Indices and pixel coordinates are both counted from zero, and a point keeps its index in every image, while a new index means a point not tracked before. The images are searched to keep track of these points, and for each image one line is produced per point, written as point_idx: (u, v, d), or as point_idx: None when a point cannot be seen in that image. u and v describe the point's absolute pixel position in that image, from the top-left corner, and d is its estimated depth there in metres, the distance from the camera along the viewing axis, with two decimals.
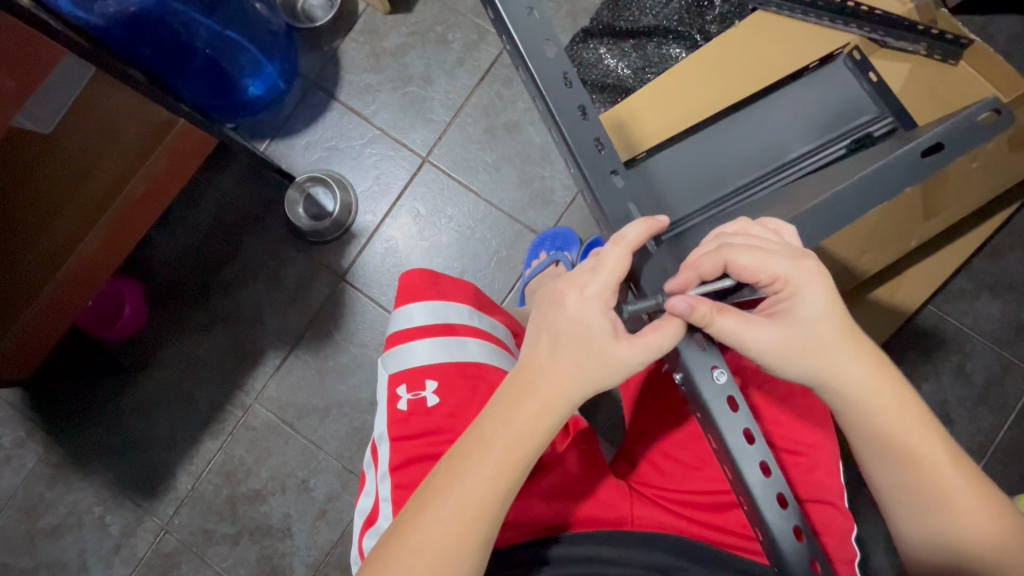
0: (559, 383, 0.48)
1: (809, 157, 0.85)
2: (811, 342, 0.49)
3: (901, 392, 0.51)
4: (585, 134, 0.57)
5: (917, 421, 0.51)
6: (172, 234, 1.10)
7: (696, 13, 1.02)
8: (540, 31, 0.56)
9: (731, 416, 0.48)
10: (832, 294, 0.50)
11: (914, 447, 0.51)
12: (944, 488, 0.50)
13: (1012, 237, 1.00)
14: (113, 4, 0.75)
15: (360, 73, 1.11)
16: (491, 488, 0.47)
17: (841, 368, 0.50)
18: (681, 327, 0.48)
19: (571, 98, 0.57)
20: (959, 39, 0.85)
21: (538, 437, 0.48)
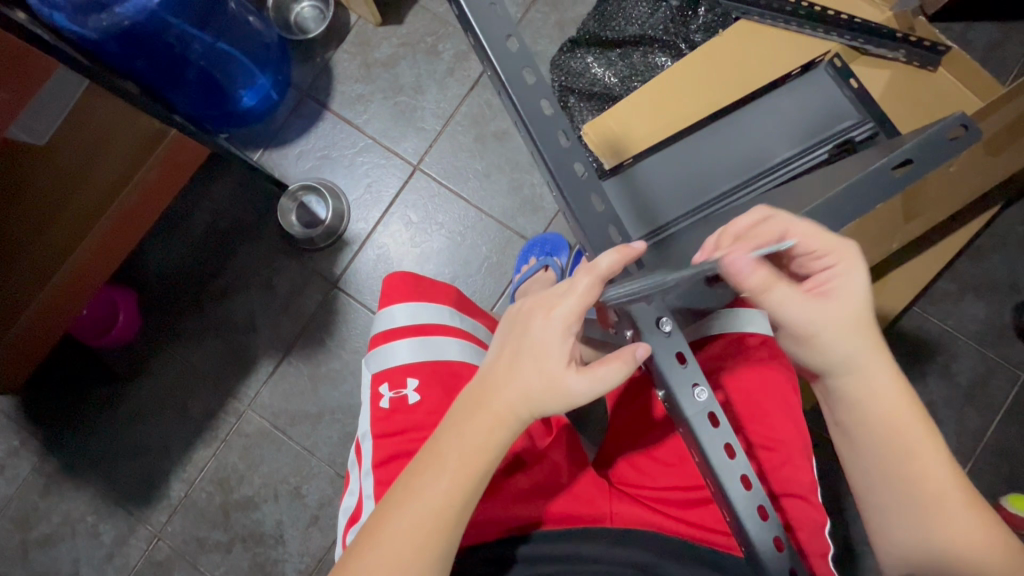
0: (511, 404, 0.48)
1: (793, 163, 0.86)
2: (860, 319, 0.50)
3: (903, 393, 0.52)
4: (569, 164, 0.55)
5: (915, 423, 0.52)
6: (166, 243, 1.11)
7: (681, 23, 1.04)
8: (519, 60, 0.53)
9: (711, 431, 0.48)
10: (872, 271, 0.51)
11: (906, 447, 0.51)
12: (928, 489, 0.51)
13: (994, 238, 1.01)
14: (108, 18, 0.77)
15: (352, 84, 1.13)
16: (446, 501, 0.47)
17: (874, 352, 0.51)
18: (627, 365, 0.47)
19: (553, 125, 0.54)
20: (937, 46, 0.89)
21: (490, 451, 0.48)
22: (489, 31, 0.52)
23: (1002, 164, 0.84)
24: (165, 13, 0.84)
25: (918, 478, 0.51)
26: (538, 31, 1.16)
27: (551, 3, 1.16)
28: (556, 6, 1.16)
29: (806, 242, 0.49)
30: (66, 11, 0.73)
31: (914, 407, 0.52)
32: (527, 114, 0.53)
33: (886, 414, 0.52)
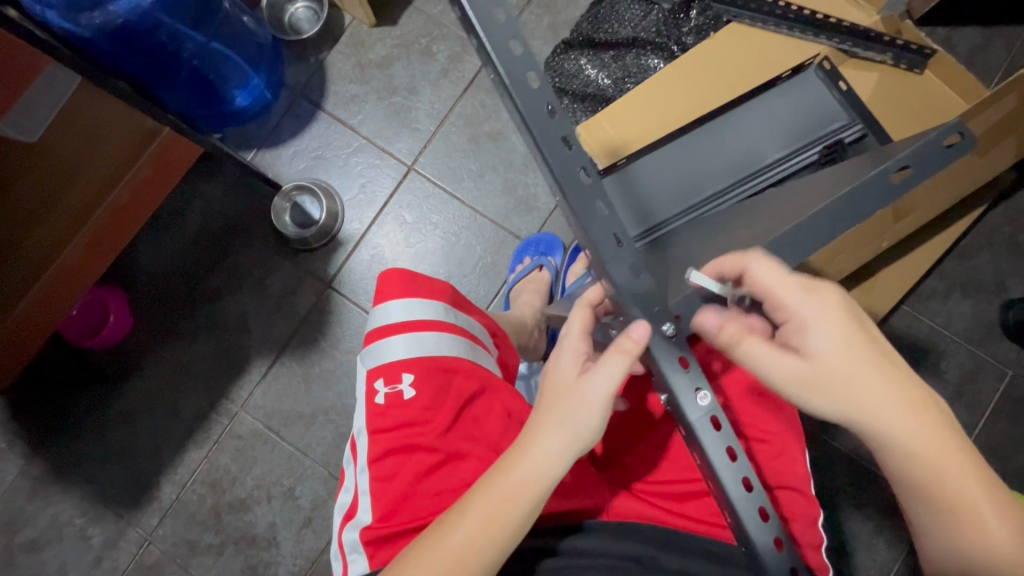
0: (549, 449, 0.48)
1: (782, 164, 0.88)
2: (850, 370, 0.45)
3: (928, 408, 0.47)
4: (570, 168, 0.45)
5: (949, 437, 0.47)
6: (157, 243, 1.10)
7: (673, 25, 1.05)
8: (520, 55, 0.43)
9: (714, 435, 0.45)
10: (854, 316, 0.47)
11: (944, 463, 0.46)
12: (969, 500, 0.47)
13: (980, 238, 1.03)
14: (99, 16, 0.78)
15: (346, 84, 1.13)
16: (478, 546, 0.48)
17: (875, 404, 0.45)
18: (625, 353, 0.46)
19: (555, 128, 0.44)
20: (924, 49, 0.91)
21: (523, 499, 0.48)
22: (489, 13, 0.42)
23: (987, 165, 0.85)
24: (157, 11, 0.84)
25: (956, 492, 0.47)
26: (532, 33, 1.17)
27: (545, 5, 1.17)
28: (549, 8, 1.17)
29: (765, 289, 0.47)
30: (58, 9, 0.74)
31: (942, 417, 0.47)
32: (521, 103, 0.43)
33: (909, 441, 0.46)
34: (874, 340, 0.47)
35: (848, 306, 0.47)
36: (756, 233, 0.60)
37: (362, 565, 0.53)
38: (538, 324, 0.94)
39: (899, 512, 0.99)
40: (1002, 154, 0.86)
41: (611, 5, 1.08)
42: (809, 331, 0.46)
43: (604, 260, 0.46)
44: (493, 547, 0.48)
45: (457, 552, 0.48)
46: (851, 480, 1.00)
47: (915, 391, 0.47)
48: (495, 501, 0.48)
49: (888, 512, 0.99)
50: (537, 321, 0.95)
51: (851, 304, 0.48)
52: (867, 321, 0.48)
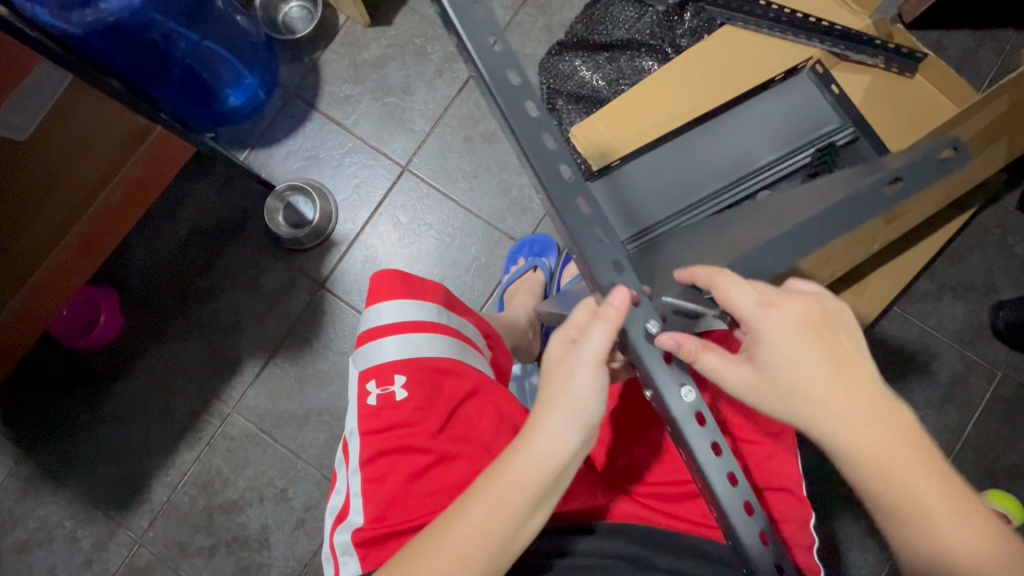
0: (553, 433, 0.47)
1: (777, 165, 0.88)
2: (800, 381, 0.46)
3: (881, 407, 0.46)
4: (552, 163, 0.47)
5: (904, 436, 0.45)
6: (148, 243, 1.09)
7: (667, 27, 1.06)
8: (500, 53, 0.45)
9: (699, 431, 0.45)
10: (812, 327, 0.46)
11: (898, 464, 0.45)
12: (928, 503, 0.45)
13: (969, 240, 1.04)
14: (92, 14, 0.77)
15: (341, 84, 1.12)
16: (475, 542, 0.47)
17: (819, 411, 0.45)
18: (611, 322, 0.45)
19: (537, 125, 0.46)
20: (914, 53, 0.92)
21: (518, 487, 0.47)
22: (466, 15, 0.45)
23: (977, 168, 0.86)
24: (150, 10, 0.83)
25: (915, 496, 0.45)
26: (526, 33, 1.17)
27: (539, 6, 1.17)
28: (544, 9, 1.17)
29: (729, 302, 0.47)
30: (49, 7, 0.73)
31: (897, 417, 0.46)
32: (503, 104, 0.45)
33: (859, 444, 0.45)
34: (830, 349, 0.46)
35: (809, 315, 0.47)
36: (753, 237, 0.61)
37: (355, 567, 0.53)
38: (531, 325, 0.94)
39: None
40: (992, 157, 0.86)
41: (606, 7, 1.09)
42: (761, 344, 0.47)
43: (586, 252, 0.48)
44: (494, 544, 0.47)
45: (456, 554, 0.47)
46: (842, 481, 1.01)
47: (868, 393, 0.46)
48: (498, 498, 0.47)
49: None
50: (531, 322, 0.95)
51: (813, 314, 0.47)
52: (829, 330, 0.47)
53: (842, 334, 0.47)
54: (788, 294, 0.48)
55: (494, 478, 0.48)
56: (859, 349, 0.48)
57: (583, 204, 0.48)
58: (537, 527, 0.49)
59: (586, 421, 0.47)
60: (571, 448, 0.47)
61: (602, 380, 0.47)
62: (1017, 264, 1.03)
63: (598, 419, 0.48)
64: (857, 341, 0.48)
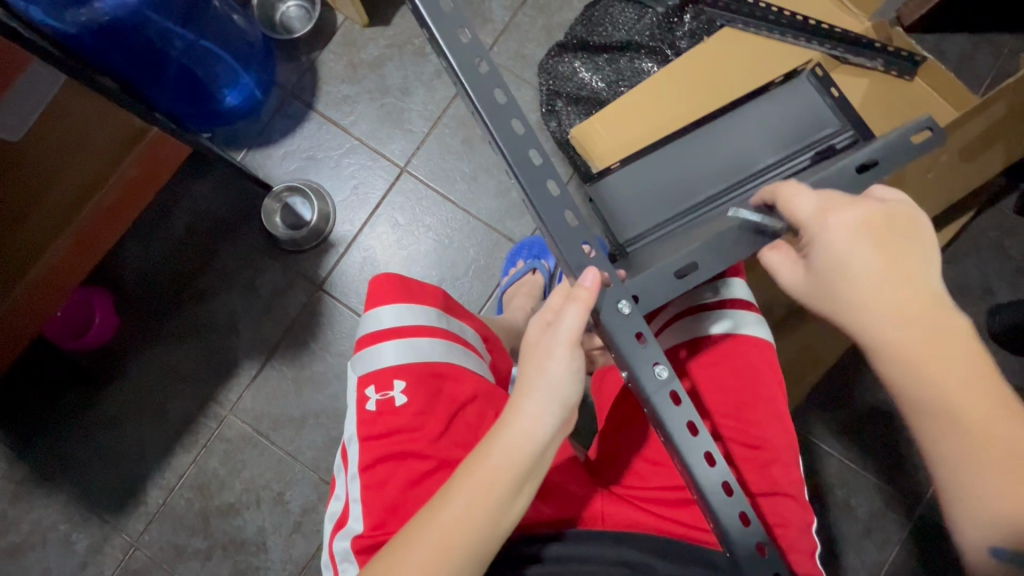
0: (531, 417, 0.47)
1: (777, 167, 0.87)
2: (848, 280, 0.47)
3: (928, 309, 0.46)
4: (520, 146, 0.46)
5: (949, 339, 0.45)
6: (144, 243, 1.08)
7: (667, 29, 1.05)
8: (468, 42, 0.46)
9: (674, 410, 0.46)
10: (869, 230, 0.47)
11: (937, 364, 0.45)
12: (961, 407, 0.44)
13: (967, 243, 1.04)
14: (86, 13, 0.76)
15: (338, 84, 1.12)
16: (462, 529, 0.46)
17: (865, 309, 0.47)
18: (581, 302, 0.45)
19: (505, 110, 0.46)
20: (913, 56, 0.92)
21: (503, 474, 0.46)
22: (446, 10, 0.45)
23: (974, 171, 0.87)
24: (145, 9, 0.83)
25: (947, 397, 0.45)
26: (525, 34, 1.16)
27: (538, 6, 1.17)
28: (543, 10, 1.17)
29: (788, 212, 0.51)
30: (43, 6, 0.72)
31: (946, 321, 0.46)
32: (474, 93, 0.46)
33: (896, 342, 0.46)
34: (886, 251, 0.47)
35: (869, 220, 0.48)
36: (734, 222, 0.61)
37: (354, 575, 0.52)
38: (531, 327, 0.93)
39: (887, 515, 1.00)
40: (989, 161, 0.87)
41: (605, 8, 1.08)
42: (812, 248, 0.49)
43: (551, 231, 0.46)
44: (482, 522, 0.46)
45: (442, 542, 0.45)
46: (841, 483, 1.01)
47: (918, 295, 0.46)
48: (484, 480, 0.46)
49: (877, 515, 1.00)
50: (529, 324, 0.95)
51: (873, 222, 0.48)
52: (889, 232, 0.47)
53: (903, 237, 0.48)
54: (852, 201, 0.49)
55: (476, 461, 0.47)
56: (919, 254, 0.48)
57: (552, 184, 0.46)
58: (524, 508, 0.48)
59: (564, 400, 0.48)
60: (551, 428, 0.47)
61: (577, 359, 0.47)
62: (1014, 267, 1.04)
63: (575, 399, 0.49)
64: (920, 246, 0.48)
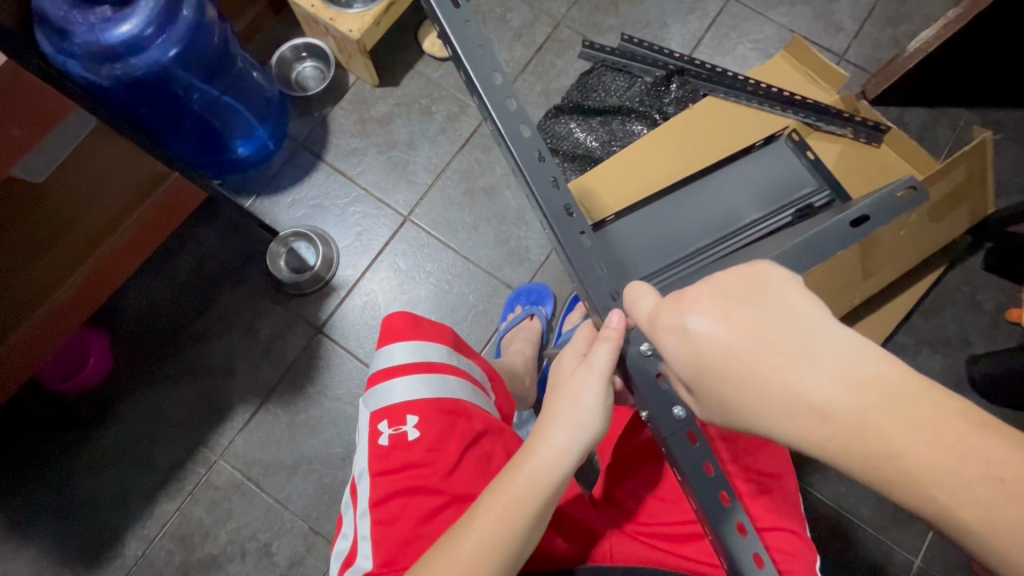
0: (557, 446, 0.48)
1: (759, 224, 0.94)
2: (724, 389, 0.38)
3: (837, 381, 0.33)
4: (553, 198, 0.55)
5: (882, 402, 0.32)
6: (146, 286, 1.09)
7: (655, 96, 1.15)
8: (514, 110, 0.55)
9: (690, 449, 0.48)
10: (702, 313, 0.39)
11: (893, 446, 0.32)
12: (949, 486, 0.30)
13: (942, 297, 1.10)
14: (121, 68, 0.82)
15: (348, 138, 1.18)
16: (481, 559, 0.45)
17: (761, 407, 0.36)
18: (610, 342, 0.48)
19: (542, 166, 0.56)
20: (879, 125, 1.01)
21: (528, 501, 0.47)
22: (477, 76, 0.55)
23: (942, 230, 0.94)
24: (175, 66, 0.88)
25: (923, 480, 0.31)
26: (525, 98, 1.22)
27: (537, 73, 1.23)
28: (542, 76, 1.23)
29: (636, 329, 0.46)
30: (81, 60, 0.78)
31: (871, 375, 0.33)
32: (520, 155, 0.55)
33: (828, 435, 0.34)
34: (734, 331, 0.38)
35: (699, 300, 0.40)
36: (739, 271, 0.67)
37: None
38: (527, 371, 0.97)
39: (886, 568, 0.99)
40: (955, 220, 0.94)
41: (598, 77, 1.18)
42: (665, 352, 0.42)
43: (582, 277, 0.55)
44: (500, 558, 0.46)
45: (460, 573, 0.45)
46: (837, 535, 1.01)
47: (812, 370, 0.34)
48: (507, 508, 0.47)
49: (875, 569, 0.99)
50: (529, 369, 0.98)
51: (703, 300, 0.40)
52: (724, 306, 0.39)
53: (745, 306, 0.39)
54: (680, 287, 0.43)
55: (501, 491, 0.48)
56: (780, 318, 0.37)
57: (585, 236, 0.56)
58: (537, 542, 0.48)
59: (589, 434, 0.49)
60: (574, 458, 0.49)
61: (608, 398, 0.49)
62: (988, 321, 1.09)
63: (599, 434, 0.50)
64: (781, 305, 0.38)
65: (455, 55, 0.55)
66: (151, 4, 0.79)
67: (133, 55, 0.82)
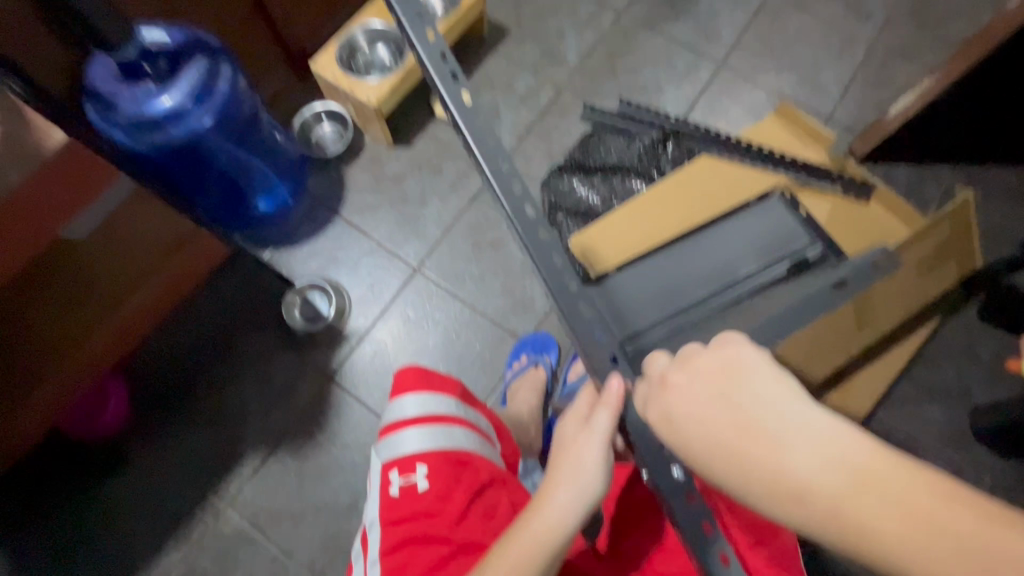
0: (560, 509, 0.50)
1: (753, 277, 0.98)
2: (708, 470, 0.39)
3: (806, 463, 0.35)
4: (548, 259, 0.58)
5: (849, 481, 0.34)
6: (167, 333, 1.14)
7: (653, 155, 1.22)
8: (511, 176, 0.60)
9: (688, 508, 0.50)
10: (687, 396, 0.41)
11: (864, 524, 0.33)
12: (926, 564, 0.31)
13: (941, 347, 1.12)
14: (160, 138, 0.91)
15: (363, 195, 1.25)
16: None
17: (743, 487, 0.37)
18: (611, 408, 0.50)
19: (535, 225, 0.58)
20: (865, 184, 1.08)
21: (533, 562, 0.50)
22: (486, 149, 0.60)
23: (932, 283, 0.98)
24: (209, 135, 0.96)
25: (901, 560, 0.32)
26: (530, 157, 1.28)
27: (542, 134, 1.30)
28: (545, 137, 1.30)
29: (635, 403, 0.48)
30: (125, 131, 0.88)
31: (840, 454, 0.35)
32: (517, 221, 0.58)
33: (806, 513, 0.35)
34: (716, 414, 0.39)
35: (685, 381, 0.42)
36: None
37: None
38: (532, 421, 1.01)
39: None
40: (944, 274, 0.98)
41: (598, 138, 1.26)
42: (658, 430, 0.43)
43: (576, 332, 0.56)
44: None
45: None
46: None
47: (779, 453, 0.36)
48: (514, 565, 0.50)
49: None
50: (534, 418, 1.02)
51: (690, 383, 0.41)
52: (702, 392, 0.40)
53: (726, 387, 0.40)
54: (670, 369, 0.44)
55: (512, 546, 0.51)
56: (749, 402, 0.39)
57: (581, 295, 0.57)
58: None
59: (592, 495, 0.50)
60: (576, 519, 0.50)
61: (609, 460, 0.51)
62: (988, 372, 1.11)
63: (601, 495, 0.51)
64: (759, 385, 0.39)
65: (464, 137, 0.61)
66: (192, 79, 0.88)
67: (173, 124, 0.90)
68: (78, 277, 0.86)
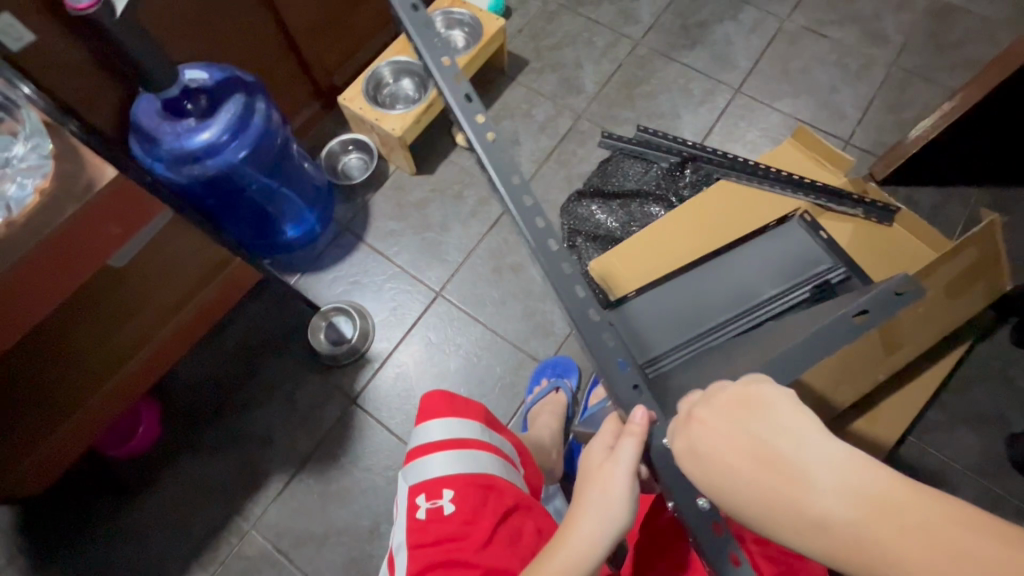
0: (585, 540, 0.51)
1: (777, 300, 0.96)
2: (733, 504, 0.37)
3: (830, 497, 0.33)
4: (569, 285, 0.59)
5: (876, 515, 0.31)
6: (199, 356, 1.18)
7: (671, 180, 1.24)
8: (531, 207, 0.63)
9: (716, 540, 0.47)
10: (709, 427, 0.40)
11: (894, 562, 0.30)
12: None
13: (972, 372, 1.09)
14: (198, 169, 0.95)
15: (387, 221, 1.29)
16: None
17: (770, 523, 0.35)
18: (637, 438, 0.51)
19: (557, 256, 0.60)
20: (889, 207, 1.06)
21: None
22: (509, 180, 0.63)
23: (962, 308, 0.96)
24: (244, 165, 1.00)
25: None
26: (549, 183, 1.31)
27: (561, 160, 1.32)
28: (565, 163, 1.32)
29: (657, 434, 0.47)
30: (166, 162, 0.93)
31: (871, 488, 0.32)
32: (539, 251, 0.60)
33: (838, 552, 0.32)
34: (737, 446, 0.37)
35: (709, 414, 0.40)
36: (760, 352, 0.69)
37: None
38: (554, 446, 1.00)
39: None
40: (973, 298, 0.96)
41: (617, 164, 1.28)
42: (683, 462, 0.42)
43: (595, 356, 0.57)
44: None
45: None
46: None
47: (804, 485, 0.34)
48: None
49: None
50: (555, 442, 1.01)
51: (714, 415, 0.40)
52: (721, 423, 0.39)
53: (748, 417, 0.38)
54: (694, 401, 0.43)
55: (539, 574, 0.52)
56: (773, 432, 0.36)
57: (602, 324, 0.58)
58: None
59: (619, 526, 0.50)
60: (603, 550, 0.50)
61: (635, 491, 0.51)
62: None
63: (628, 526, 0.51)
64: (784, 415, 0.37)
65: (492, 177, 0.65)
66: (229, 115, 0.93)
67: (210, 156, 0.94)
68: (117, 299, 0.88)
